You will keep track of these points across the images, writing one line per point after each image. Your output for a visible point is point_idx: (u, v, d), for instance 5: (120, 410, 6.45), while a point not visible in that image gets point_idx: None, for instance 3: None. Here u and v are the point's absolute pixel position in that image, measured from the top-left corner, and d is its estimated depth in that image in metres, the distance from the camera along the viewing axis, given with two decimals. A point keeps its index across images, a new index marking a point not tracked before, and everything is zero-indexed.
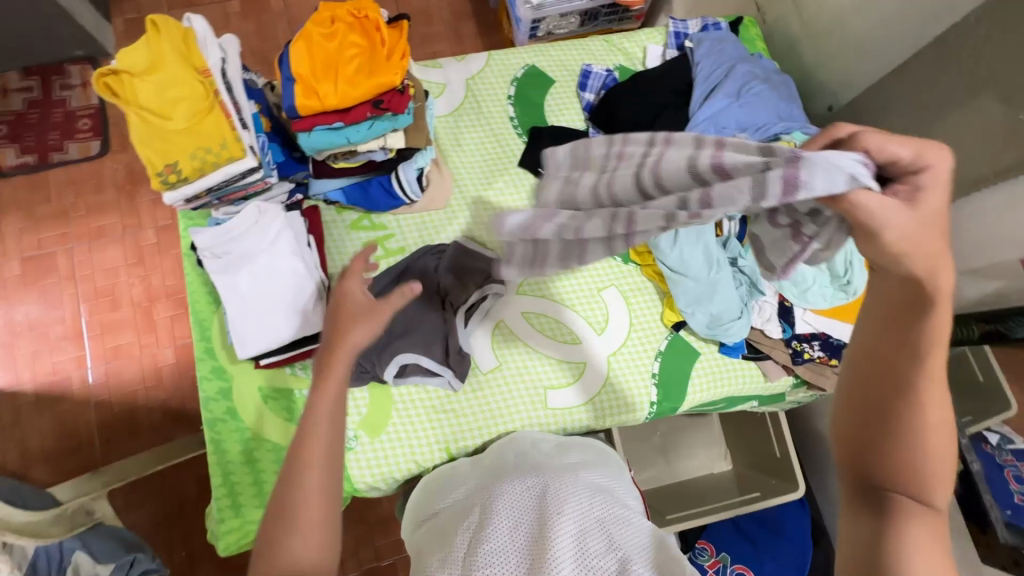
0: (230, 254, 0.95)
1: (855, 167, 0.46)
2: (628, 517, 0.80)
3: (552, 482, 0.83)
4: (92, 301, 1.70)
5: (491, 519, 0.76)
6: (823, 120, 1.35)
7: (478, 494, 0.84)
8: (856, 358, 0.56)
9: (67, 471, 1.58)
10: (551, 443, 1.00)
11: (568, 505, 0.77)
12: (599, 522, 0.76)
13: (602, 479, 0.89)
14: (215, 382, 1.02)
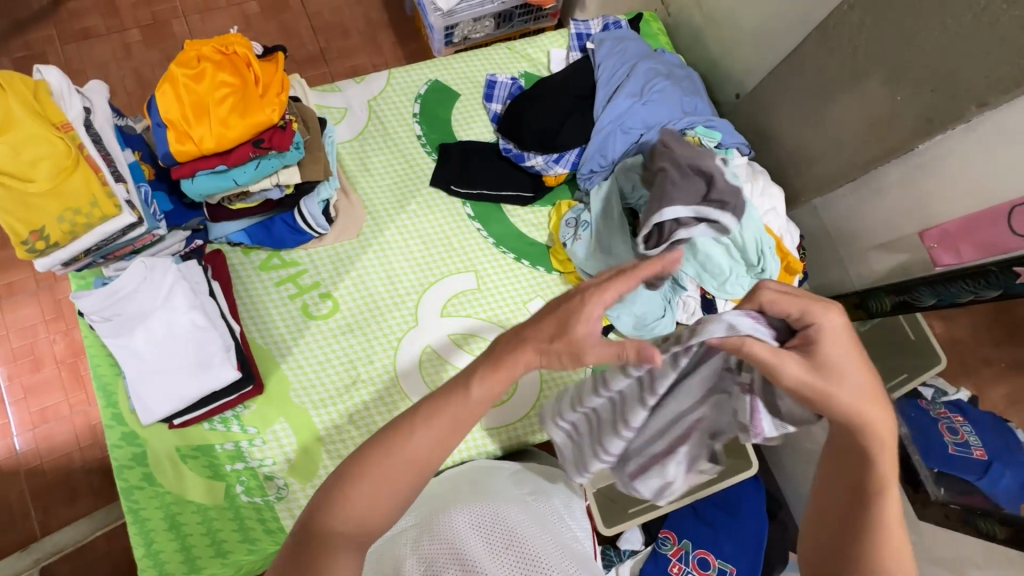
0: (121, 316, 0.91)
1: (736, 320, 0.61)
2: (576, 552, 0.78)
3: (498, 509, 0.81)
4: (12, 363, 1.59)
5: (447, 552, 0.70)
6: (732, 108, 1.37)
7: (422, 520, 0.81)
8: (823, 495, 0.67)
9: (2, 548, 1.48)
10: (512, 472, 0.99)
11: (527, 544, 0.74)
12: (544, 548, 0.75)
13: (549, 506, 0.89)
14: (127, 448, 0.96)
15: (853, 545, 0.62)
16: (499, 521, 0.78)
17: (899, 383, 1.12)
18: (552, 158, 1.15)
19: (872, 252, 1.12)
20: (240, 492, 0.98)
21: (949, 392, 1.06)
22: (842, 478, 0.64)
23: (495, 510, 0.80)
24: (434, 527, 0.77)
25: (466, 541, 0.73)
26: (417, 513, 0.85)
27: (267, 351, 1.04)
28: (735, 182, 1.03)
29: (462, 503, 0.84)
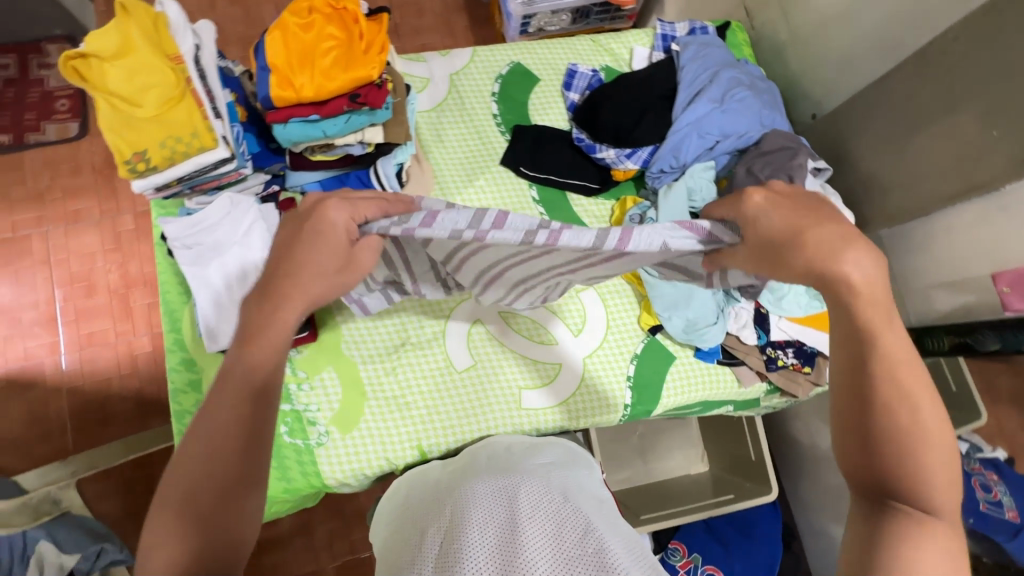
0: (202, 245, 0.94)
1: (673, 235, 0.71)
2: (602, 516, 0.78)
3: (518, 482, 0.81)
4: (68, 286, 1.67)
5: (462, 520, 0.73)
6: (806, 128, 1.36)
7: (445, 499, 0.82)
8: (840, 369, 0.63)
9: (37, 458, 1.55)
10: (524, 444, 0.98)
11: (538, 507, 0.75)
12: (569, 517, 0.74)
13: (568, 474, 0.87)
14: (184, 373, 1.00)
15: (871, 427, 0.58)
16: (522, 493, 0.77)
17: None
18: (625, 154, 1.15)
19: (937, 290, 1.12)
20: (283, 433, 1.01)
21: (982, 450, 1.35)
22: (845, 333, 0.62)
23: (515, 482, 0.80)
24: (457, 508, 0.77)
25: (489, 517, 0.73)
26: (440, 493, 0.85)
27: (325, 302, 1.07)
28: None
29: (479, 478, 0.84)
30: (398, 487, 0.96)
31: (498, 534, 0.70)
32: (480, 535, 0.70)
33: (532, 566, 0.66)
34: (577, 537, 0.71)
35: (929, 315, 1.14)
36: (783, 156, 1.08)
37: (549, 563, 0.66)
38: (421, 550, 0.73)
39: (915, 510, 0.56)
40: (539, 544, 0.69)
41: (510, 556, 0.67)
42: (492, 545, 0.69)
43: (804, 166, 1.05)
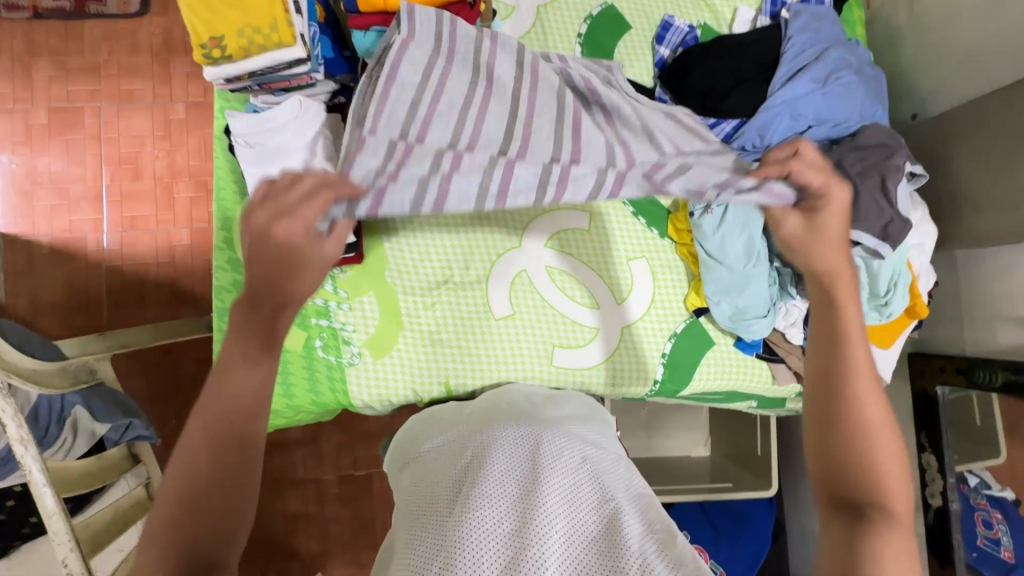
0: (263, 146, 0.91)
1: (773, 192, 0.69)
2: (619, 474, 0.76)
3: (541, 432, 0.78)
4: (115, 166, 1.67)
5: (479, 466, 0.72)
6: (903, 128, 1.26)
7: (465, 441, 0.80)
8: (814, 386, 0.66)
9: (75, 326, 1.62)
10: (543, 395, 0.99)
11: (558, 460, 0.73)
12: (590, 476, 0.72)
13: (588, 432, 0.85)
14: (230, 273, 1.01)
15: (838, 424, 0.63)
16: (544, 445, 0.75)
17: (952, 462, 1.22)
18: (707, 123, 1.08)
19: (1003, 323, 1.10)
20: (318, 347, 1.02)
21: (991, 487, 1.16)
22: (826, 345, 0.66)
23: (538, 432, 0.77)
24: (477, 453, 0.75)
25: (511, 466, 0.71)
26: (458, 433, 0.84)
27: (375, 225, 1.06)
28: (907, 217, 0.97)
29: (501, 425, 0.81)
30: (419, 421, 0.95)
31: (515, 484, 0.69)
32: (497, 483, 0.69)
33: (549, 520, 0.64)
34: (596, 498, 0.69)
35: (984, 349, 1.14)
36: (878, 154, 1.00)
37: (568, 520, 0.65)
38: (439, 493, 0.72)
39: (883, 521, 0.59)
40: (559, 499, 0.67)
41: (530, 509, 0.65)
42: (509, 495, 0.68)
43: (900, 169, 0.98)
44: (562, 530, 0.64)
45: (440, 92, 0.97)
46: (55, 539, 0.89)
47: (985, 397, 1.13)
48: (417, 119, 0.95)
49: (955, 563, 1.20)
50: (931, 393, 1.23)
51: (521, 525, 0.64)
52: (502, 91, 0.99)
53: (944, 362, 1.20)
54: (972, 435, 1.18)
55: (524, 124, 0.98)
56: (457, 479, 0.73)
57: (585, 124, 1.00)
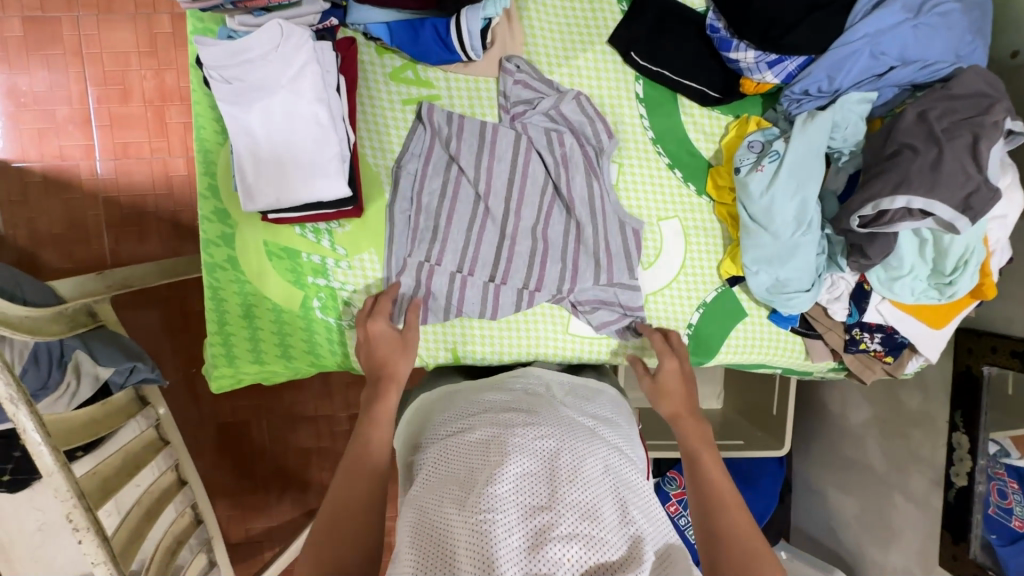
0: (242, 81, 0.78)
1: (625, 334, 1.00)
2: (638, 487, 0.73)
3: (566, 433, 0.73)
4: (102, 86, 1.51)
5: (495, 466, 0.67)
6: (1002, 70, 1.04)
7: (485, 428, 0.75)
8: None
9: (79, 261, 1.55)
10: (564, 386, 0.90)
11: (581, 470, 0.68)
12: (612, 492, 0.68)
13: (611, 436, 0.81)
14: (217, 225, 0.91)
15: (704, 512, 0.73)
16: (567, 451, 0.70)
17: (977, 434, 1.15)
18: (768, 60, 0.90)
19: None
20: (315, 307, 0.95)
21: (1010, 454, 1.11)
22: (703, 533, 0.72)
23: (564, 433, 0.72)
24: (496, 446, 0.70)
25: (530, 474, 0.66)
26: (477, 416, 0.79)
27: (375, 173, 0.94)
28: (997, 185, 0.82)
29: (523, 418, 0.76)
30: (431, 400, 0.90)
31: (534, 495, 0.64)
32: (514, 491, 0.64)
33: (569, 542, 0.60)
34: (617, 518, 0.65)
35: None
36: (973, 107, 0.83)
37: (586, 541, 0.61)
38: (454, 485, 0.68)
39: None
40: (578, 516, 0.63)
41: (548, 525, 0.61)
42: (528, 507, 0.63)
43: (998, 127, 0.81)
44: (577, 552, 0.60)
45: (439, 257, 0.95)
46: (59, 494, 0.88)
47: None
48: (438, 240, 0.94)
49: (969, 540, 1.18)
50: (975, 373, 1.15)
51: (537, 540, 0.60)
52: (497, 190, 0.95)
53: (997, 343, 1.11)
54: (1006, 408, 1.11)
55: (512, 250, 0.96)
56: (473, 472, 0.68)
57: (580, 257, 0.97)
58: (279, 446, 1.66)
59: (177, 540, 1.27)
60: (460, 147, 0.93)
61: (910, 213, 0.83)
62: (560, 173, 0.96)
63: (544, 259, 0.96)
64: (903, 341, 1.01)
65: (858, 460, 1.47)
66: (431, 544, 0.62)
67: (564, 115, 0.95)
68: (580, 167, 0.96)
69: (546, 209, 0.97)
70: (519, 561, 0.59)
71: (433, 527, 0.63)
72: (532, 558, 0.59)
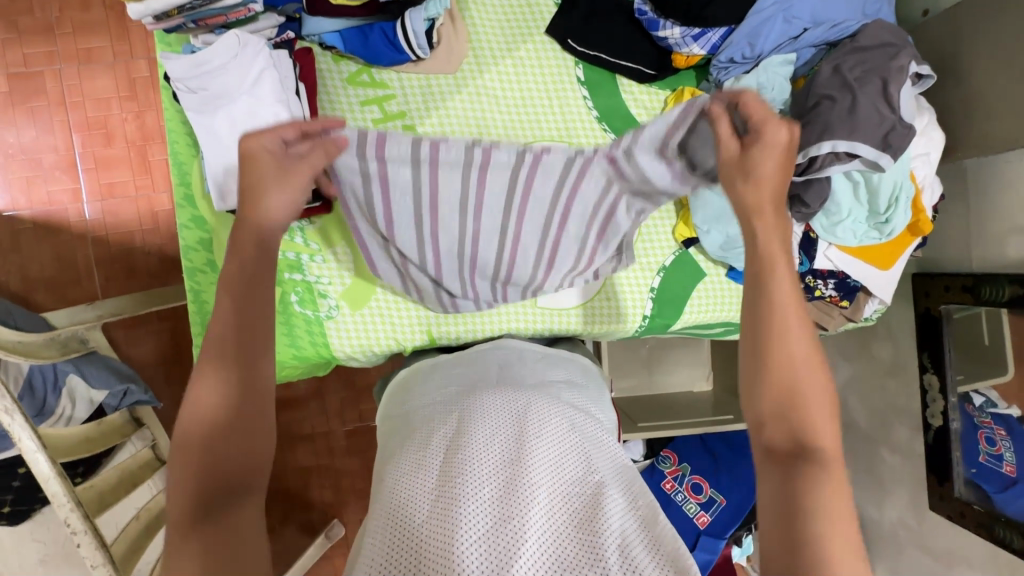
0: (207, 90, 0.85)
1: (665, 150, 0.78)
2: (604, 445, 0.77)
3: (531, 398, 0.78)
4: (85, 132, 1.59)
5: (467, 431, 0.72)
6: (913, 29, 1.15)
7: (455, 404, 0.79)
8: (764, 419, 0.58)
9: (70, 300, 1.60)
10: (538, 358, 0.94)
11: (546, 429, 0.72)
12: (577, 446, 0.72)
13: (577, 398, 0.85)
14: (195, 232, 0.97)
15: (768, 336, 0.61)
16: (532, 413, 0.74)
17: (953, 383, 1.18)
18: (692, 34, 0.98)
19: (990, 237, 1.09)
20: (294, 302, 0.99)
21: (998, 405, 1.12)
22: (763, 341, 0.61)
23: (529, 399, 0.77)
24: (468, 414, 0.75)
25: (499, 434, 0.71)
26: (450, 391, 0.83)
27: None
28: (911, 123, 0.90)
29: (489, 387, 0.81)
30: (407, 379, 0.93)
31: (504, 452, 0.69)
32: (485, 449, 0.69)
33: (535, 491, 0.65)
34: (581, 469, 0.69)
35: (990, 265, 1.09)
36: (881, 56, 0.91)
37: (550, 489, 0.65)
38: (428, 454, 0.71)
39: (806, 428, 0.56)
40: (543, 467, 0.67)
41: (515, 477, 0.66)
42: (498, 462, 0.68)
43: (904, 71, 0.89)
44: (543, 499, 0.64)
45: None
46: (55, 501, 0.91)
47: (998, 313, 1.09)
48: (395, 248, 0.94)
49: (953, 480, 1.20)
50: (935, 313, 1.20)
51: (505, 491, 0.64)
52: None
53: (949, 282, 1.15)
54: (978, 354, 1.14)
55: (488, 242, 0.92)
56: (445, 439, 0.73)
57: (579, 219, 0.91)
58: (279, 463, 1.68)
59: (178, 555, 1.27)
60: None
61: (838, 156, 0.90)
62: None
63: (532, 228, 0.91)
64: (856, 284, 1.06)
65: (844, 420, 1.50)
66: (406, 504, 0.65)
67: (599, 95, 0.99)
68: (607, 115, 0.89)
69: None
70: (489, 508, 0.63)
71: (407, 490, 0.67)
72: (502, 507, 0.63)
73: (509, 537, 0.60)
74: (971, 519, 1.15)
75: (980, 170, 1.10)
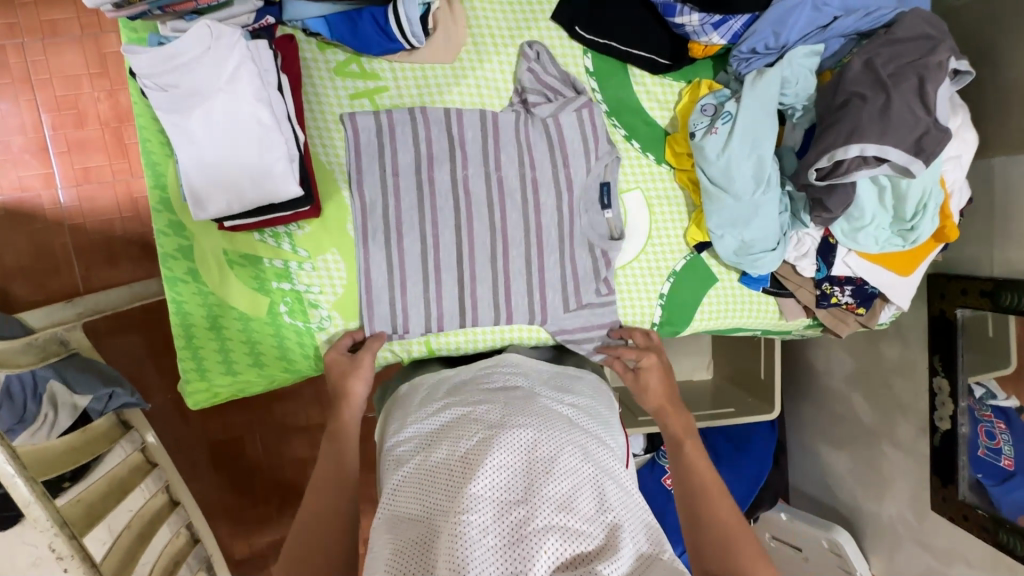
0: (179, 88, 0.77)
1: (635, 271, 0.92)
2: (618, 477, 0.72)
3: (543, 423, 0.73)
4: (54, 112, 1.47)
5: (473, 462, 0.67)
6: (942, 13, 1.07)
7: (459, 428, 0.74)
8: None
9: (49, 291, 1.51)
10: (543, 375, 0.90)
11: (559, 462, 0.68)
12: (591, 480, 0.68)
13: (588, 423, 0.80)
14: (173, 238, 0.90)
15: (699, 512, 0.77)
16: (544, 443, 0.69)
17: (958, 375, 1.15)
18: (713, 21, 0.89)
19: (1013, 239, 1.05)
20: (283, 312, 0.94)
21: (998, 397, 1.11)
22: (694, 520, 0.76)
23: (541, 424, 0.72)
24: (475, 441, 0.70)
25: (508, 468, 0.66)
26: (453, 412, 0.78)
27: (328, 171, 0.92)
28: (947, 126, 0.83)
29: (496, 410, 0.75)
30: (408, 394, 0.89)
31: (512, 490, 0.64)
32: (492, 486, 0.64)
33: (545, 537, 0.61)
34: (594, 508, 0.65)
35: (1013, 269, 1.05)
36: (918, 50, 0.83)
37: (561, 534, 0.61)
38: (433, 489, 0.67)
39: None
40: (555, 509, 0.63)
41: (524, 521, 0.62)
42: (506, 502, 0.63)
43: (942, 67, 0.82)
44: (552, 546, 0.60)
45: (399, 259, 0.92)
46: (39, 527, 0.88)
47: (1005, 318, 1.06)
48: (395, 265, 0.92)
49: (957, 482, 1.19)
50: (950, 317, 1.16)
51: (515, 537, 0.61)
52: (445, 191, 0.93)
53: (966, 285, 1.12)
54: (980, 346, 1.12)
55: (474, 246, 0.94)
56: (451, 471, 0.68)
57: (545, 222, 0.96)
58: (274, 459, 1.65)
59: (174, 561, 1.26)
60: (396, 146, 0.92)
61: (865, 161, 0.84)
62: (525, 171, 0.95)
63: (506, 240, 0.95)
64: (873, 292, 1.02)
65: (846, 415, 1.48)
66: (409, 550, 0.62)
67: (561, 127, 0.96)
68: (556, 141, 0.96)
69: (503, 196, 0.95)
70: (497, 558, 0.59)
71: (408, 536, 0.64)
72: (508, 557, 0.59)
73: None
74: (974, 523, 1.16)
75: (1008, 169, 1.04)
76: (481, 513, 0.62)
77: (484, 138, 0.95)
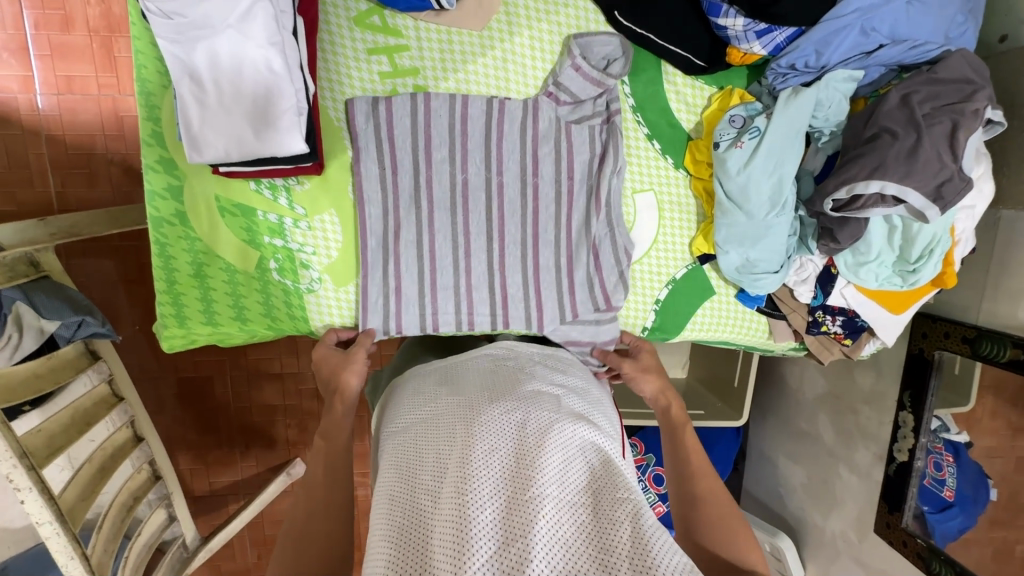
0: (185, 20, 0.71)
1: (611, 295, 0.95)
2: (614, 453, 0.69)
3: (531, 404, 0.70)
4: (39, 10, 1.32)
5: (462, 446, 0.64)
6: (985, 55, 1.05)
7: (447, 409, 0.70)
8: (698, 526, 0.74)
9: (18, 203, 1.38)
10: (538, 361, 0.85)
11: (550, 438, 0.64)
12: (581, 458, 0.65)
13: (578, 405, 0.76)
14: (163, 176, 0.85)
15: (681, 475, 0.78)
16: (532, 422, 0.67)
17: (928, 403, 1.17)
18: (757, 29, 0.86)
19: (1004, 292, 1.07)
20: (272, 269, 0.90)
21: (950, 430, 1.16)
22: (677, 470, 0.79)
23: (527, 404, 0.69)
24: (461, 425, 0.67)
25: (497, 446, 0.63)
26: (438, 396, 0.74)
27: (335, 128, 0.88)
28: (970, 176, 0.82)
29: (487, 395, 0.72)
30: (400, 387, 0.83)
31: (502, 469, 0.61)
32: (483, 464, 0.61)
33: (542, 510, 0.57)
34: (589, 485, 0.62)
35: (997, 321, 1.07)
36: (956, 93, 0.82)
37: (557, 504, 0.58)
38: (421, 469, 0.64)
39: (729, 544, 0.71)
40: (548, 483, 0.59)
41: (517, 493, 0.58)
42: (503, 481, 0.60)
43: (978, 115, 0.81)
44: (549, 512, 0.57)
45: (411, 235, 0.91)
46: None
47: (972, 363, 1.10)
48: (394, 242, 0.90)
49: (903, 510, 1.21)
50: (927, 356, 1.18)
51: (510, 511, 0.57)
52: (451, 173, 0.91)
53: (949, 329, 1.14)
54: (947, 383, 1.15)
55: (475, 236, 0.92)
56: (440, 454, 0.64)
57: (550, 218, 0.94)
58: (241, 403, 1.61)
59: (133, 496, 1.25)
60: (402, 123, 0.88)
61: (883, 199, 0.83)
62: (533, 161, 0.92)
63: (509, 241, 0.93)
64: (862, 324, 1.03)
65: (810, 433, 1.51)
66: (402, 540, 0.58)
67: (573, 137, 0.93)
68: (573, 132, 0.93)
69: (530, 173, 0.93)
70: (492, 537, 0.55)
71: (401, 523, 0.59)
72: (504, 531, 0.55)
73: (512, 560, 0.53)
74: (912, 550, 1.18)
75: (1014, 223, 1.04)
76: (475, 492, 0.58)
77: (500, 135, 0.91)
